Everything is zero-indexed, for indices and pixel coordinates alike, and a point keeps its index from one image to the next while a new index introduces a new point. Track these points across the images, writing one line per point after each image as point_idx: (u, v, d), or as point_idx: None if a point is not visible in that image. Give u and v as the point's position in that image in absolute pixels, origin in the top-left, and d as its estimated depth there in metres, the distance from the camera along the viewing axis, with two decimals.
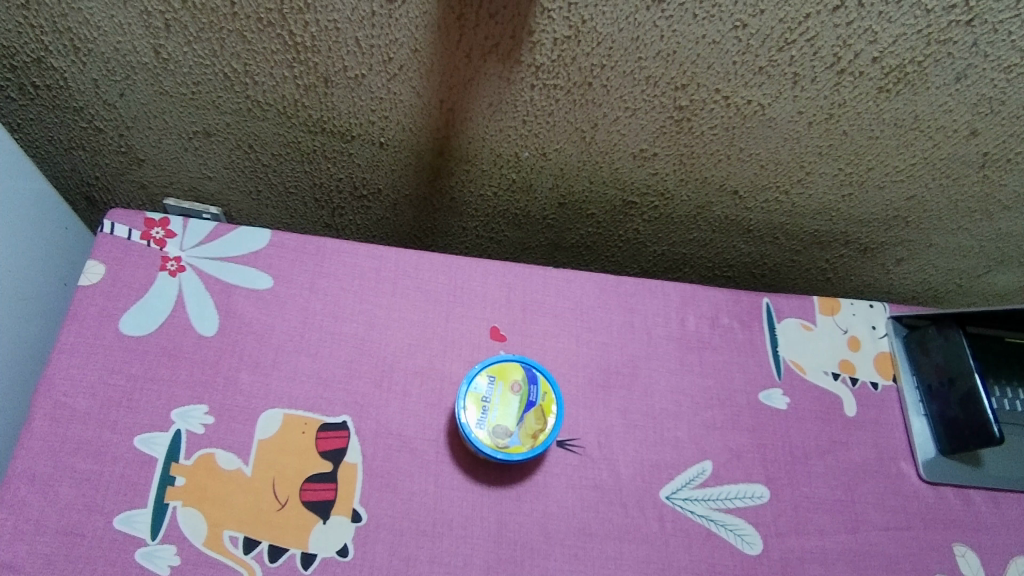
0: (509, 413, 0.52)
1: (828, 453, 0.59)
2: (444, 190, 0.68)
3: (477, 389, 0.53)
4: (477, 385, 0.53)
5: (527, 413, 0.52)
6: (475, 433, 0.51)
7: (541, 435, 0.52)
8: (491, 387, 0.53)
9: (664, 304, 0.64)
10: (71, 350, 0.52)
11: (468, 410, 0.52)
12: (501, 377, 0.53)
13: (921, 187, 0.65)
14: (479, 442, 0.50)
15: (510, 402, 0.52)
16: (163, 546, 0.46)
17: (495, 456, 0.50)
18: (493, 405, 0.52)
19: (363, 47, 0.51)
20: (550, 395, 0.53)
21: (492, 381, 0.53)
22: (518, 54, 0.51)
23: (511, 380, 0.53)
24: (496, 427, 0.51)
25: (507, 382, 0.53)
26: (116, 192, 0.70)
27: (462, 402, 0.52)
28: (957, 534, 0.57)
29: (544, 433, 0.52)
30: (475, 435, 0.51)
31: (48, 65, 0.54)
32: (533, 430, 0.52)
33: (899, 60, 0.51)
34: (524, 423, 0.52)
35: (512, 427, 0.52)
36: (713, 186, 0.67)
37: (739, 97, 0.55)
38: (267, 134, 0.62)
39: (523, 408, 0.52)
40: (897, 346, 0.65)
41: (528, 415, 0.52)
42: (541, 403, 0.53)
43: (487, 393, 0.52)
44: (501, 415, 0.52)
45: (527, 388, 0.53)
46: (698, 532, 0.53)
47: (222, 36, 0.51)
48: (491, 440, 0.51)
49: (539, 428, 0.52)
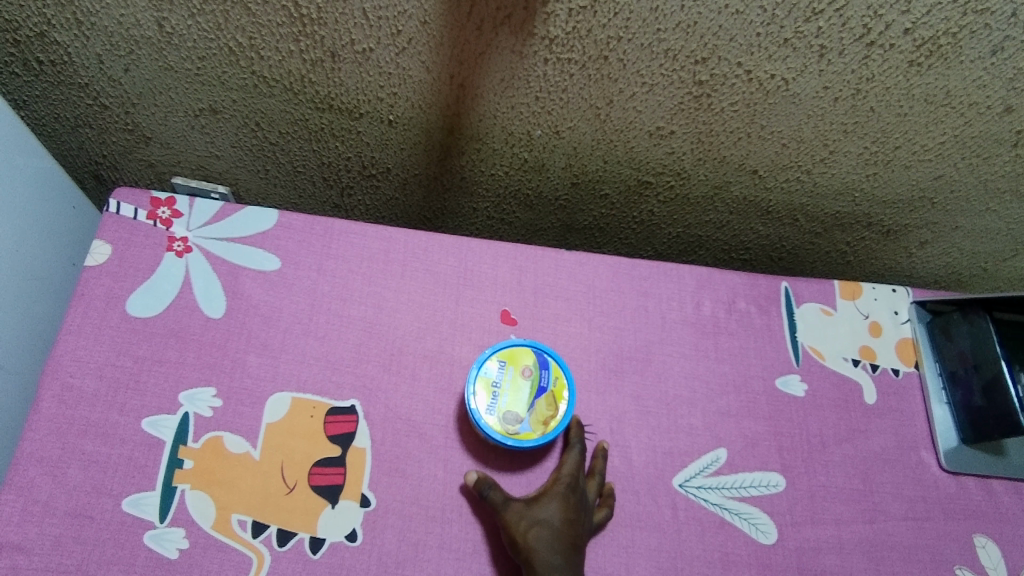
0: (519, 398, 0.51)
1: (846, 442, 0.58)
2: (454, 169, 0.67)
3: (488, 374, 0.51)
4: (487, 369, 0.52)
5: (538, 398, 0.51)
6: (485, 419, 0.50)
7: (552, 421, 0.50)
8: (501, 372, 0.52)
9: (679, 288, 0.62)
10: (78, 331, 0.51)
11: (478, 395, 0.51)
12: (511, 361, 0.52)
13: (949, 167, 0.63)
14: (489, 428, 0.49)
15: (520, 387, 0.51)
16: (172, 529, 0.46)
17: (505, 442, 0.49)
18: (503, 390, 0.51)
19: (370, 19, 0.50)
20: (561, 381, 0.52)
21: (502, 366, 0.52)
22: (531, 26, 0.49)
23: (522, 365, 0.52)
24: (506, 413, 0.50)
25: (518, 367, 0.52)
26: (124, 170, 0.70)
27: (472, 387, 0.51)
28: (978, 526, 0.56)
29: (555, 419, 0.51)
30: (485, 421, 0.50)
31: (51, 40, 0.53)
32: (544, 416, 0.51)
33: (933, 31, 0.49)
34: (535, 410, 0.51)
35: (523, 414, 0.51)
36: (731, 166, 0.64)
37: (762, 71, 0.53)
38: (274, 111, 0.60)
39: (533, 394, 0.51)
40: (920, 332, 0.63)
41: (539, 401, 0.51)
42: (552, 389, 0.51)
43: (497, 377, 0.51)
44: (512, 400, 0.51)
45: (538, 373, 0.52)
46: (711, 520, 0.52)
47: (225, 8, 0.49)
48: (501, 427, 0.50)
49: (550, 415, 0.51)
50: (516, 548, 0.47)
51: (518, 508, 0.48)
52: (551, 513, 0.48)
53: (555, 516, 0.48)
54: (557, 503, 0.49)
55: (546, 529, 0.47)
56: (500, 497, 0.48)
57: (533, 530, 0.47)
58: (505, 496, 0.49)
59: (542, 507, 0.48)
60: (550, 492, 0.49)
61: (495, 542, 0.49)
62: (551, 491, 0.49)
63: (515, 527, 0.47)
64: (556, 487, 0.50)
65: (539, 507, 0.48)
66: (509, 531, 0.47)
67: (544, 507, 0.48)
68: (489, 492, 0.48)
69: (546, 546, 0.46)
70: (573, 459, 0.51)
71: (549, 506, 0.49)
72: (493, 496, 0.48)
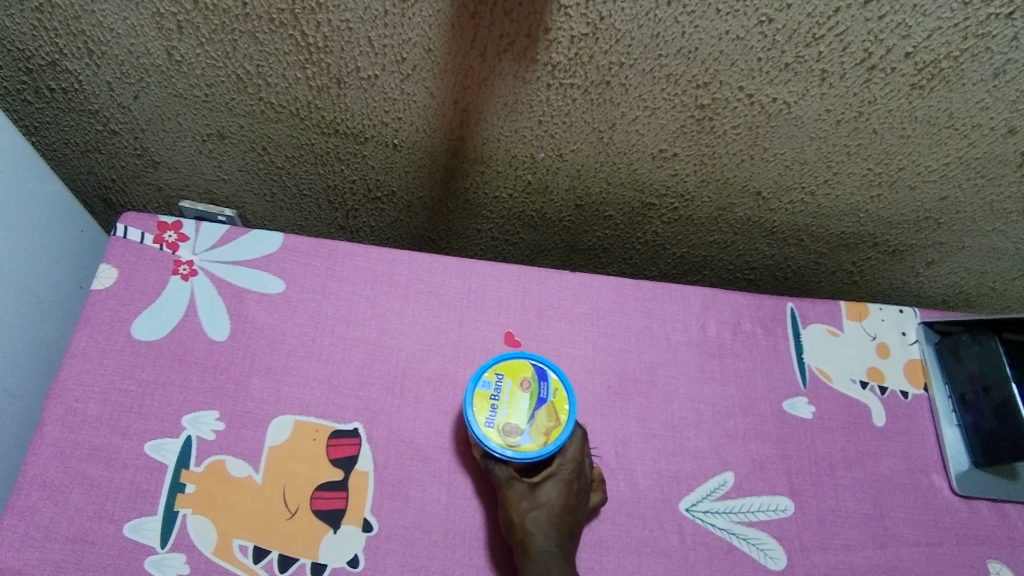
0: (519, 409, 0.49)
1: (855, 465, 0.57)
2: (458, 192, 0.67)
3: (486, 387, 0.50)
4: (485, 382, 0.51)
5: (539, 410, 0.50)
6: (485, 432, 0.48)
7: (554, 432, 0.49)
8: (499, 384, 0.51)
9: (684, 309, 0.62)
10: (83, 355, 0.52)
11: (477, 409, 0.49)
12: (510, 374, 0.51)
13: (954, 187, 0.63)
14: (488, 440, 0.48)
15: (520, 398, 0.50)
16: (173, 555, 0.46)
17: (505, 455, 0.47)
18: (502, 402, 0.50)
19: (376, 47, 0.50)
20: (562, 392, 0.50)
21: (500, 377, 0.51)
22: (534, 53, 0.50)
23: (520, 377, 0.51)
24: (506, 425, 0.49)
25: (517, 379, 0.51)
26: (132, 194, 0.70)
27: (470, 401, 0.50)
28: (992, 551, 0.55)
29: (557, 429, 0.49)
30: (484, 434, 0.48)
31: (63, 68, 0.54)
32: (545, 426, 0.49)
33: (934, 55, 0.49)
34: (535, 421, 0.49)
35: (523, 426, 0.49)
36: (735, 187, 0.65)
37: (763, 95, 0.53)
38: (281, 135, 0.61)
39: (533, 406, 0.50)
40: (928, 353, 0.62)
41: (539, 412, 0.50)
42: (552, 400, 0.50)
43: (495, 390, 0.50)
44: (511, 412, 0.49)
45: (537, 385, 0.51)
46: (719, 546, 0.52)
47: (234, 38, 0.50)
48: (500, 439, 0.48)
49: (552, 426, 0.49)
50: (512, 528, 0.47)
51: (521, 488, 0.48)
52: (553, 498, 0.48)
53: (556, 501, 0.48)
54: (560, 488, 0.48)
55: (545, 513, 0.47)
56: (504, 475, 0.48)
57: (531, 512, 0.47)
58: (510, 474, 0.48)
59: (545, 491, 0.48)
60: (554, 475, 0.49)
61: (492, 542, 0.49)
62: (556, 475, 0.49)
63: (514, 505, 0.48)
64: (561, 471, 0.49)
65: (541, 491, 0.48)
66: (509, 510, 0.47)
67: (546, 490, 0.48)
68: (495, 467, 0.48)
69: (541, 530, 0.46)
70: (577, 443, 0.50)
71: (551, 490, 0.48)
72: (499, 472, 0.48)
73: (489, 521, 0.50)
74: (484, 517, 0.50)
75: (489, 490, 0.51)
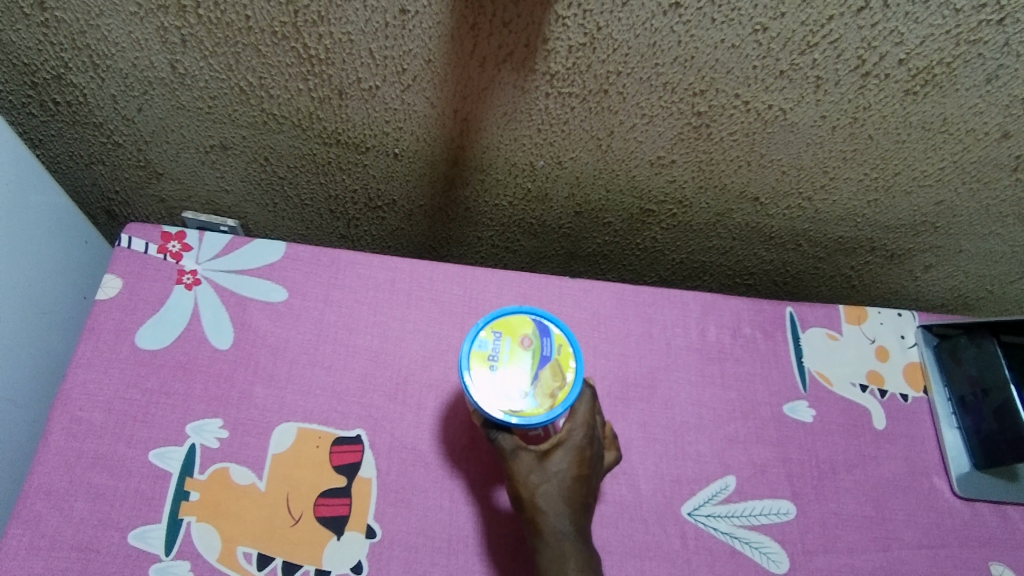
0: (521, 369, 0.47)
1: (857, 467, 0.57)
2: (459, 200, 0.68)
3: (483, 347, 0.48)
4: (483, 342, 0.48)
5: (542, 369, 0.47)
6: (487, 397, 0.46)
7: (560, 393, 0.46)
8: (499, 344, 0.48)
9: (684, 314, 0.62)
10: (88, 365, 0.52)
11: (476, 371, 0.47)
12: (509, 333, 0.49)
13: (950, 192, 0.63)
14: (490, 406, 0.45)
15: (520, 357, 0.48)
16: (177, 562, 0.46)
17: (509, 421, 0.45)
18: (503, 363, 0.47)
19: (377, 58, 0.51)
20: (566, 349, 0.48)
21: (498, 335, 0.48)
22: (533, 62, 0.51)
23: (520, 335, 0.48)
24: (508, 388, 0.46)
25: (517, 337, 0.48)
26: (136, 206, 0.71)
27: (468, 363, 0.47)
28: (994, 553, 0.55)
29: (562, 389, 0.46)
30: (485, 399, 0.46)
31: (68, 81, 0.55)
32: (550, 387, 0.47)
33: (927, 61, 0.50)
34: (540, 382, 0.47)
35: (527, 387, 0.46)
36: (732, 193, 0.65)
37: (759, 102, 0.54)
38: (283, 146, 0.61)
39: (536, 365, 0.47)
40: (927, 356, 0.63)
41: (543, 371, 0.47)
42: (556, 357, 0.48)
43: (494, 349, 0.48)
44: (513, 374, 0.47)
45: (539, 342, 0.48)
46: (722, 549, 0.52)
47: (237, 50, 0.51)
48: (502, 404, 0.46)
49: (557, 386, 0.47)
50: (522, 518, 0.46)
51: (529, 461, 0.47)
52: (563, 468, 0.47)
53: (566, 471, 0.47)
54: (570, 457, 0.47)
55: (555, 486, 0.46)
56: (509, 444, 0.47)
57: (542, 487, 0.46)
58: (516, 445, 0.48)
59: (554, 461, 0.47)
60: (564, 442, 0.47)
61: (495, 547, 0.49)
62: (565, 443, 0.47)
63: (523, 479, 0.47)
64: (570, 439, 0.48)
65: (550, 461, 0.47)
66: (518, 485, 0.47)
67: (556, 460, 0.47)
68: (500, 437, 0.48)
69: (552, 506, 0.46)
70: (586, 405, 0.48)
71: (561, 460, 0.47)
72: (504, 442, 0.47)
73: (492, 526, 0.50)
74: (487, 523, 0.50)
75: (492, 495, 0.51)
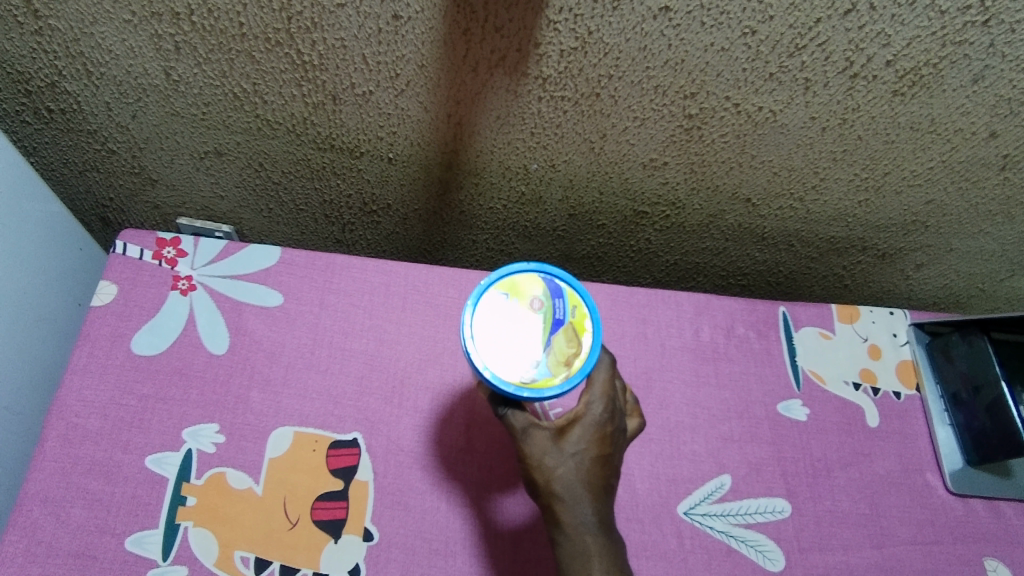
0: (533, 335, 0.45)
1: (851, 465, 0.58)
2: (453, 204, 0.68)
3: (493, 313, 0.46)
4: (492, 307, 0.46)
5: (556, 335, 0.46)
6: (499, 367, 0.44)
7: (576, 362, 0.45)
8: (508, 309, 0.46)
9: (678, 315, 0.63)
10: (83, 371, 0.52)
11: (486, 337, 0.45)
12: (519, 297, 0.47)
13: (939, 191, 0.64)
14: (502, 376, 0.43)
15: (532, 322, 0.46)
16: (175, 568, 0.46)
17: (521, 394, 0.43)
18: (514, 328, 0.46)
19: (370, 64, 0.52)
20: (580, 313, 0.47)
21: (506, 299, 0.47)
22: (524, 67, 0.51)
23: (530, 299, 0.47)
24: (521, 357, 0.45)
25: (528, 302, 0.47)
26: (130, 212, 0.71)
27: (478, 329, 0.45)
28: (988, 549, 0.55)
29: (578, 357, 0.45)
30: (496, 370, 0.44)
31: (62, 89, 0.55)
32: (565, 354, 0.45)
33: (913, 62, 0.50)
34: (554, 348, 0.45)
35: (540, 356, 0.45)
36: (724, 195, 0.66)
37: (750, 104, 0.55)
38: (278, 151, 0.62)
39: (549, 331, 0.46)
40: (919, 354, 0.63)
41: (557, 337, 0.46)
42: (570, 322, 0.46)
43: (504, 314, 0.46)
44: (526, 340, 0.45)
45: (551, 306, 0.47)
46: (718, 548, 0.52)
47: (231, 57, 0.51)
48: (515, 373, 0.44)
49: (573, 353, 0.45)
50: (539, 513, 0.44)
51: (543, 443, 0.44)
52: (581, 448, 0.44)
53: (585, 452, 0.44)
54: (589, 434, 0.44)
55: (572, 469, 0.43)
56: (521, 422, 0.45)
57: (558, 471, 0.43)
58: (527, 424, 0.45)
59: (571, 440, 0.44)
60: (581, 419, 0.44)
61: (492, 548, 0.50)
62: (583, 419, 0.44)
63: (539, 463, 0.44)
64: (588, 414, 0.44)
65: (567, 440, 0.44)
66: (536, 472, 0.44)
67: (573, 439, 0.44)
68: (511, 413, 0.45)
69: (570, 492, 0.43)
70: (604, 373, 0.45)
71: (579, 438, 0.44)
72: (515, 419, 0.45)
73: (489, 527, 0.50)
74: (484, 524, 0.51)
75: (489, 497, 0.51)
